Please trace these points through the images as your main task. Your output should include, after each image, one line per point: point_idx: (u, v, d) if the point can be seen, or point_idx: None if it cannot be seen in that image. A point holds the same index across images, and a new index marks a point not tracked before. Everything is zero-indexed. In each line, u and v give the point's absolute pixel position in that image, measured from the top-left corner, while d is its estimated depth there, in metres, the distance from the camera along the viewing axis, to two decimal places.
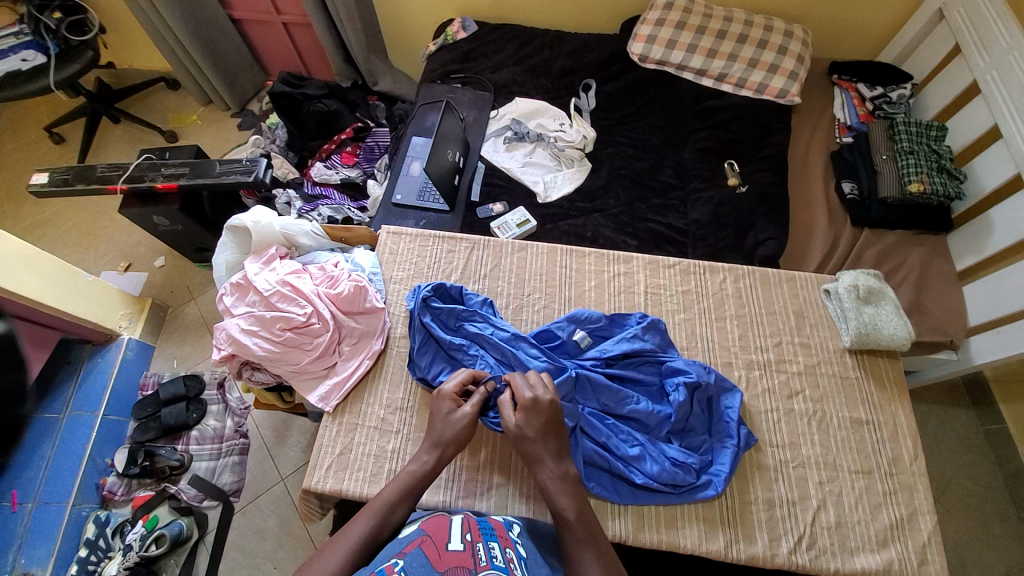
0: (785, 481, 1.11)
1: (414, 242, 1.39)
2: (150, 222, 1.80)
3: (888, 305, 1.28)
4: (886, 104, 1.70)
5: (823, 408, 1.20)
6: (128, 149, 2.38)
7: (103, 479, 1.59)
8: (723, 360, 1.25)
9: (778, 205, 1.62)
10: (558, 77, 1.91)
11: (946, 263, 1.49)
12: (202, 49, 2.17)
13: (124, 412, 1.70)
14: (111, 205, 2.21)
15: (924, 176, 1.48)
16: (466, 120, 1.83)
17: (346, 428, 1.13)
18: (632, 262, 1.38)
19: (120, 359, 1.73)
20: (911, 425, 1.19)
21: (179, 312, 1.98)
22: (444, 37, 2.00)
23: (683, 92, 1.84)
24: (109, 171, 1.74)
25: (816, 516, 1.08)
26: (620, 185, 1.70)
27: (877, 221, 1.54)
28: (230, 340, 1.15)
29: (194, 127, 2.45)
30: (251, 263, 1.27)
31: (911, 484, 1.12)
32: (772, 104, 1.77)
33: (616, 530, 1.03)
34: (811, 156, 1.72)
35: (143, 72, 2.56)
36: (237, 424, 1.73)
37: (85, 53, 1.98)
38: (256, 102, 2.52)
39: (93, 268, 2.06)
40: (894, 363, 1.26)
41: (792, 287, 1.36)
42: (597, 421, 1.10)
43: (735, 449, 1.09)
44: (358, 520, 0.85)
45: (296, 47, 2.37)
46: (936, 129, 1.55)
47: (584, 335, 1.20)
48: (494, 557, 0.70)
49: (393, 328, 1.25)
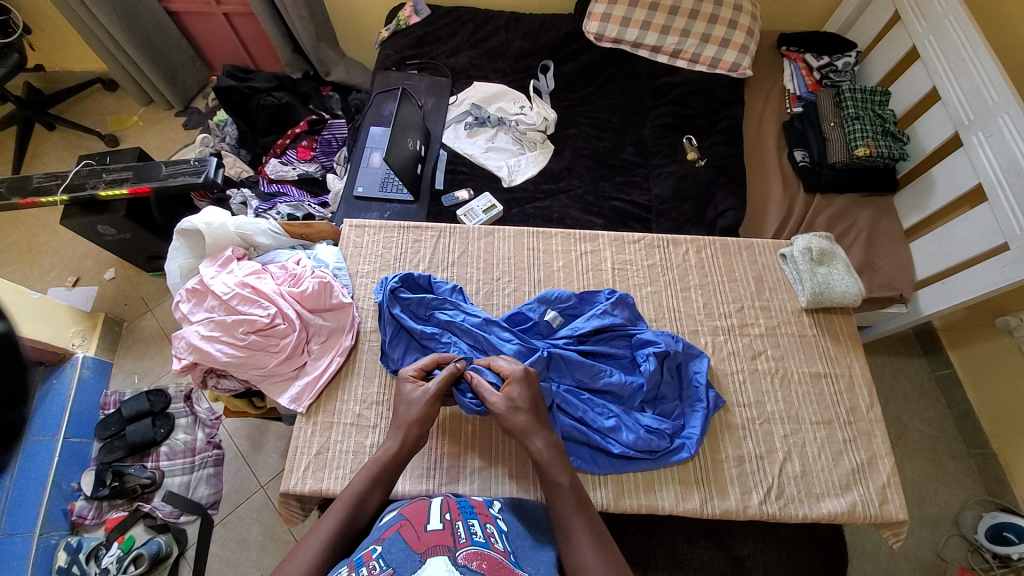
0: (754, 438, 1.16)
1: (378, 233, 1.36)
2: (95, 232, 1.71)
3: (840, 265, 1.34)
4: (832, 72, 1.76)
5: (785, 366, 1.25)
6: (65, 157, 2.23)
7: (70, 505, 1.53)
8: (691, 329, 1.29)
9: (735, 176, 1.67)
10: (516, 59, 1.89)
11: (893, 222, 1.57)
12: (138, 45, 2.04)
13: (86, 433, 1.62)
14: (52, 217, 2.08)
15: (870, 140, 1.53)
16: (424, 107, 1.80)
17: (320, 427, 1.11)
18: (599, 240, 1.40)
19: (76, 379, 1.64)
20: (866, 375, 1.26)
21: (136, 325, 1.89)
22: (396, 22, 1.94)
23: (640, 69, 1.85)
24: (45, 180, 1.63)
25: (783, 467, 1.13)
26: (583, 165, 1.71)
27: (828, 186, 1.60)
28: (190, 349, 1.11)
29: (136, 129, 2.32)
30: (207, 267, 1.22)
31: (869, 430, 1.19)
32: (725, 78, 1.80)
33: (598, 499, 1.06)
34: (764, 127, 1.77)
35: (74, 74, 2.40)
36: (209, 436, 1.67)
37: (10, 56, 1.84)
38: (202, 100, 2.40)
39: (37, 285, 1.94)
40: (847, 319, 1.33)
41: (751, 254, 1.41)
42: (573, 397, 1.12)
43: (705, 412, 1.13)
44: (329, 514, 0.84)
45: (241, 39, 2.26)
46: (879, 94, 1.61)
47: (555, 314, 1.21)
48: (474, 534, 0.72)
49: (362, 322, 1.23)
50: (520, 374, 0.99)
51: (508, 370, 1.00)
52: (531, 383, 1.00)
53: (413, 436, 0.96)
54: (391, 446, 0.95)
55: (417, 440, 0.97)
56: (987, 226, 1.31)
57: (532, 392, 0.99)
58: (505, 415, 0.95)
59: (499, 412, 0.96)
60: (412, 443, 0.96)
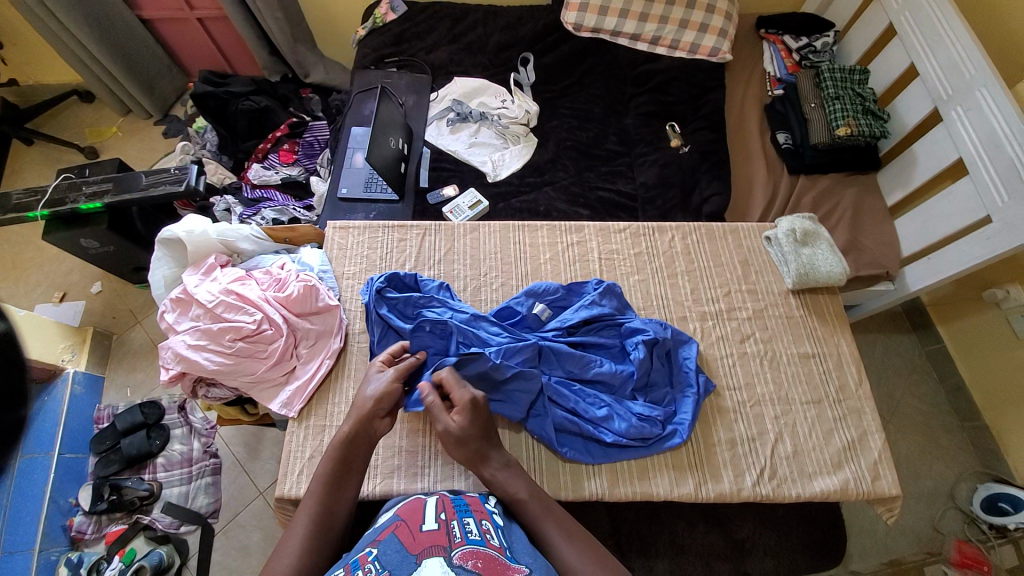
0: (745, 421, 1.17)
1: (362, 234, 1.35)
2: (78, 246, 1.68)
3: (823, 244, 1.35)
4: (811, 53, 1.75)
5: (773, 348, 1.26)
6: (45, 171, 2.20)
7: (69, 520, 1.51)
8: (679, 315, 1.29)
9: (719, 161, 1.67)
10: (495, 53, 1.88)
11: (877, 200, 1.58)
12: (112, 54, 2.01)
13: (81, 448, 1.61)
14: (35, 233, 2.05)
15: (850, 119, 1.54)
16: (405, 105, 1.79)
17: (314, 431, 1.10)
18: (585, 231, 1.40)
19: (68, 395, 1.62)
20: (854, 353, 1.27)
21: (125, 338, 1.87)
22: (372, 20, 1.92)
23: (620, 58, 1.85)
24: (25, 196, 1.60)
25: (775, 448, 1.14)
26: (567, 157, 1.71)
27: (811, 167, 1.61)
28: (178, 359, 1.10)
29: (116, 140, 2.29)
30: (190, 276, 1.21)
31: (858, 407, 1.20)
32: (705, 63, 1.80)
33: (593, 489, 1.06)
34: (746, 111, 1.77)
35: (49, 86, 2.35)
36: (205, 444, 1.65)
37: None
38: (181, 107, 2.36)
39: (22, 302, 1.91)
40: (833, 298, 1.34)
41: (737, 238, 1.41)
42: (564, 389, 1.12)
43: (695, 397, 1.14)
44: (301, 517, 0.85)
45: (217, 44, 2.22)
46: (858, 73, 1.62)
47: (544, 307, 1.21)
48: (470, 532, 0.72)
49: (351, 324, 1.23)
50: (470, 404, 0.96)
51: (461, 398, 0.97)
52: (478, 417, 0.96)
53: (367, 422, 0.96)
54: (344, 431, 0.95)
55: (370, 422, 0.97)
56: (969, 200, 1.32)
57: (474, 426, 0.95)
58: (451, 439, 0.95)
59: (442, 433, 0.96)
60: (365, 425, 0.96)
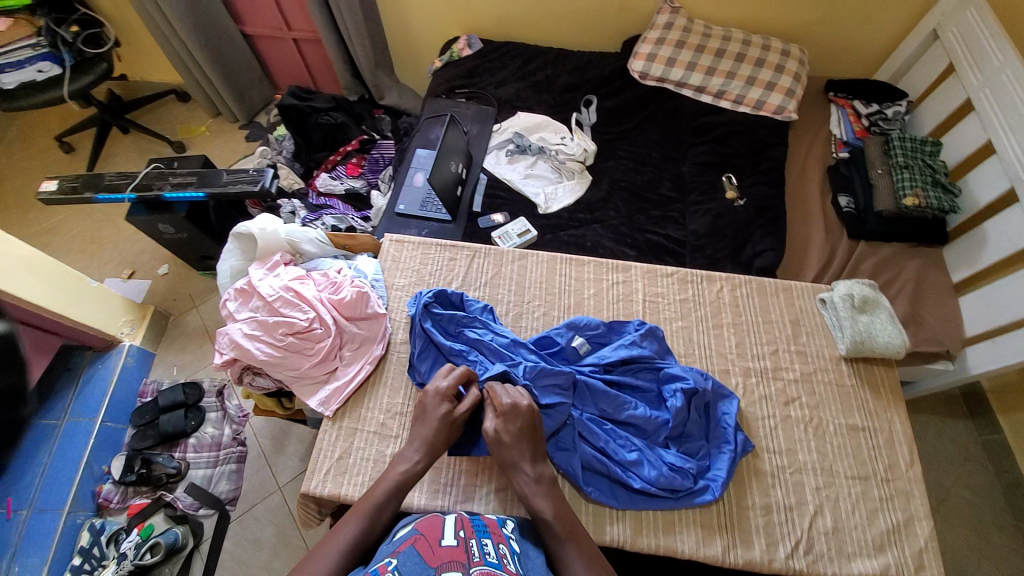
0: (783, 486, 1.11)
1: (416, 249, 1.41)
2: (156, 230, 1.83)
3: (883, 314, 1.29)
4: (881, 120, 1.74)
5: (819, 415, 1.20)
6: (136, 159, 2.42)
7: (98, 487, 1.58)
8: (721, 367, 1.26)
9: (775, 217, 1.65)
10: (561, 93, 1.96)
11: (942, 274, 1.51)
12: (213, 62, 2.22)
13: (122, 420, 1.69)
14: (117, 213, 2.25)
15: (919, 189, 1.50)
16: (469, 133, 1.88)
17: (345, 432, 1.13)
18: (632, 271, 1.40)
19: (120, 365, 1.73)
20: (907, 432, 1.20)
21: (181, 320, 1.99)
22: (450, 53, 2.06)
23: (683, 108, 1.88)
24: (118, 179, 1.77)
25: (813, 521, 1.07)
26: (619, 197, 1.73)
27: (872, 234, 1.56)
28: (233, 345, 1.17)
29: (202, 138, 2.50)
30: (256, 269, 1.29)
31: (907, 490, 1.12)
32: (769, 121, 1.81)
33: (614, 535, 1.03)
34: (807, 170, 1.75)
35: (153, 85, 2.62)
36: (235, 432, 1.72)
37: (98, 65, 2.04)
38: (264, 115, 2.57)
39: (96, 274, 2.08)
40: (889, 372, 1.27)
41: (789, 297, 1.38)
42: (596, 426, 1.11)
43: (733, 454, 1.09)
44: (351, 519, 0.87)
45: (305, 62, 2.43)
46: (929, 145, 1.59)
47: (583, 341, 1.22)
48: (488, 554, 0.70)
49: (394, 333, 1.27)
50: (506, 408, 0.98)
51: (500, 403, 0.99)
52: (523, 416, 0.98)
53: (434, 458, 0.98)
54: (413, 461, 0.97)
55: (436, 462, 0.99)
56: None
57: (521, 425, 0.98)
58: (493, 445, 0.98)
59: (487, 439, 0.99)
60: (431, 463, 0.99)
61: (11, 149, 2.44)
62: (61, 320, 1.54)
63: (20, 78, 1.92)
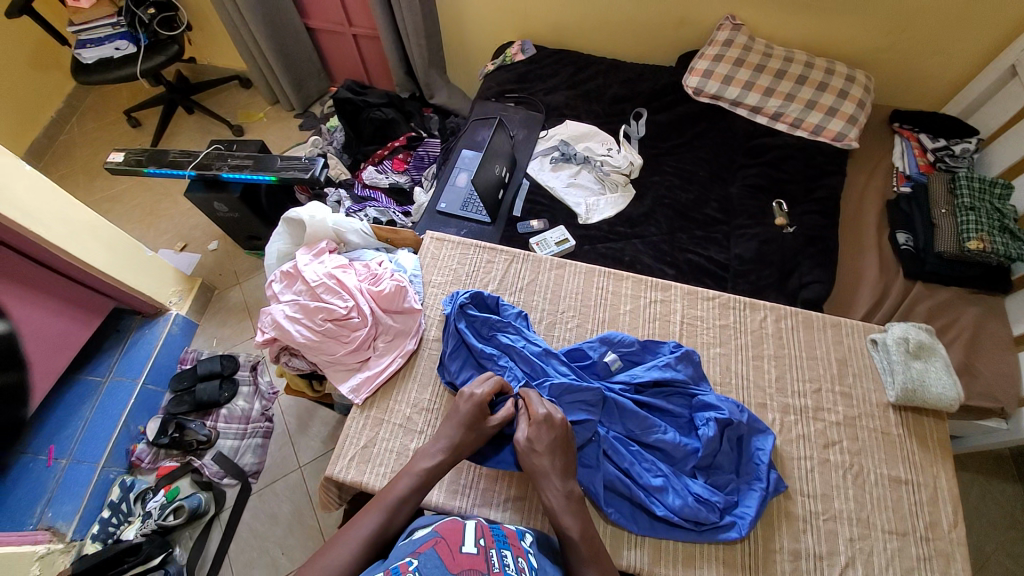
0: (814, 533, 1.06)
1: (455, 249, 1.42)
2: (211, 207, 1.91)
3: (939, 362, 1.21)
4: (948, 156, 1.64)
5: (860, 463, 1.14)
6: (197, 138, 2.54)
7: (132, 446, 1.66)
8: (757, 401, 1.22)
9: (826, 248, 1.58)
10: (611, 104, 1.94)
11: (1004, 326, 1.41)
12: (276, 51, 2.31)
13: (162, 383, 1.78)
14: (176, 188, 2.37)
15: (984, 235, 1.41)
16: (516, 137, 1.90)
17: (372, 422, 1.15)
18: (671, 291, 1.37)
19: (165, 332, 1.81)
20: (954, 490, 1.12)
21: (224, 295, 2.08)
22: (503, 57, 2.08)
23: (736, 128, 1.83)
24: (180, 156, 1.86)
25: (843, 574, 1.02)
26: (662, 213, 1.70)
27: (931, 276, 1.47)
28: (274, 325, 1.21)
29: (259, 123, 2.61)
30: (302, 254, 1.33)
31: (948, 551, 1.06)
32: (828, 147, 1.74)
33: (630, 560, 1.01)
34: (865, 202, 1.67)
35: (219, 69, 2.75)
36: (264, 407, 1.78)
37: (170, 46, 2.15)
38: (318, 105, 2.66)
39: (151, 244, 2.19)
40: (939, 425, 1.20)
41: (837, 334, 1.32)
42: (622, 446, 1.08)
43: (763, 493, 1.05)
44: (373, 511, 0.88)
45: (362, 56, 2.49)
46: (1000, 187, 1.50)
47: (615, 358, 1.20)
48: (507, 566, 0.69)
49: (427, 330, 1.28)
50: (542, 419, 0.97)
51: (535, 413, 0.99)
52: (557, 430, 0.97)
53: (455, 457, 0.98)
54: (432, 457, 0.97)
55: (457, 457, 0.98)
56: None
57: (556, 438, 0.97)
58: (524, 453, 0.97)
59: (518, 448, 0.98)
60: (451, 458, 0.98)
61: (87, 120, 2.61)
62: (118, 284, 1.62)
63: (99, 54, 2.08)
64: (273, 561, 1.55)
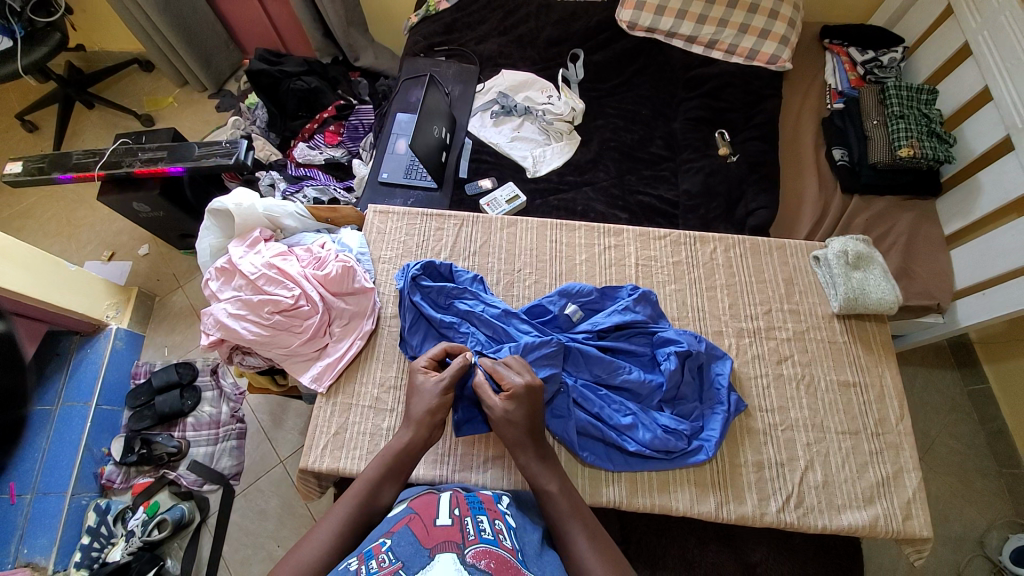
0: (775, 444, 1.13)
1: (402, 221, 1.37)
2: (130, 209, 1.75)
3: (876, 270, 1.30)
4: (876, 68, 1.67)
5: (811, 372, 1.22)
6: (104, 135, 2.30)
7: (101, 469, 1.59)
8: (714, 329, 1.27)
9: (768, 173, 1.61)
10: (546, 48, 1.86)
11: (935, 228, 1.49)
12: (174, 26, 2.07)
13: (117, 402, 1.68)
14: (89, 193, 2.15)
15: (914, 140, 1.46)
16: (452, 94, 1.79)
17: (340, 408, 1.13)
18: (623, 235, 1.37)
19: (109, 349, 1.69)
20: (897, 385, 1.22)
21: (167, 301, 1.95)
22: (426, 7, 1.93)
23: (674, 61, 1.80)
24: (84, 158, 1.67)
25: (804, 476, 1.11)
26: (609, 157, 1.68)
27: (867, 187, 1.53)
28: (218, 326, 1.15)
29: (171, 110, 2.38)
30: (235, 246, 1.25)
31: (896, 443, 1.15)
32: (763, 72, 1.73)
33: (610, 496, 1.06)
34: (801, 122, 1.71)
35: (113, 54, 2.46)
36: (233, 409, 1.72)
37: (52, 36, 1.89)
38: (234, 82, 2.44)
39: (75, 258, 2.01)
40: (881, 328, 1.28)
41: (783, 255, 1.37)
42: (590, 393, 1.11)
43: (724, 415, 1.11)
44: (344, 503, 0.84)
45: (272, 21, 2.25)
46: (926, 93, 1.53)
47: (576, 308, 1.20)
48: (483, 531, 0.71)
49: (383, 308, 1.24)
50: (522, 391, 0.93)
51: (511, 385, 0.94)
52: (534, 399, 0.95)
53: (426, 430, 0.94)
54: (404, 439, 0.94)
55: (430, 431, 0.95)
56: None
57: (531, 410, 0.94)
58: (499, 422, 0.93)
59: (493, 417, 0.93)
60: (425, 435, 0.95)
61: None
62: (45, 307, 1.48)
63: None
64: (269, 554, 1.55)
